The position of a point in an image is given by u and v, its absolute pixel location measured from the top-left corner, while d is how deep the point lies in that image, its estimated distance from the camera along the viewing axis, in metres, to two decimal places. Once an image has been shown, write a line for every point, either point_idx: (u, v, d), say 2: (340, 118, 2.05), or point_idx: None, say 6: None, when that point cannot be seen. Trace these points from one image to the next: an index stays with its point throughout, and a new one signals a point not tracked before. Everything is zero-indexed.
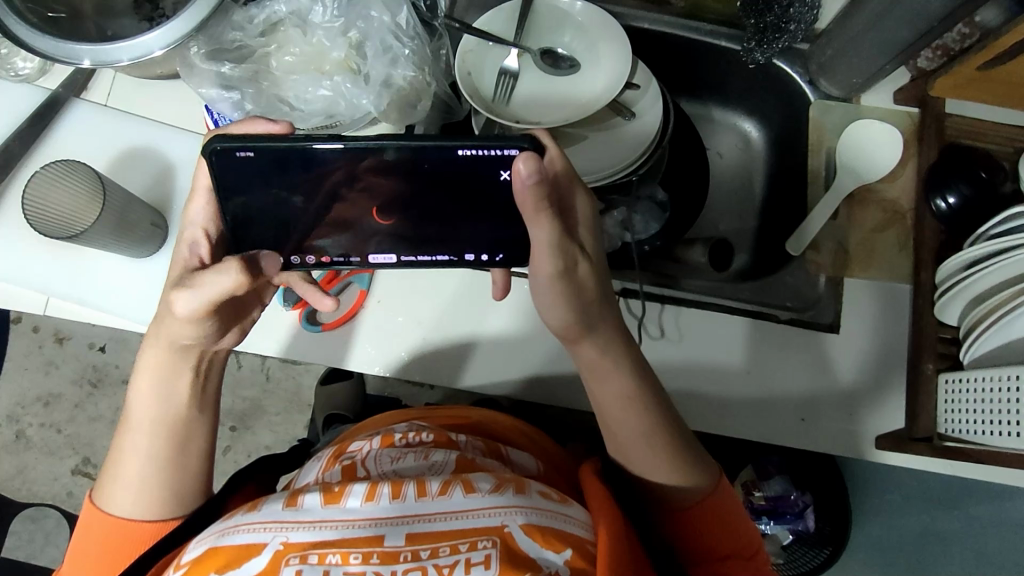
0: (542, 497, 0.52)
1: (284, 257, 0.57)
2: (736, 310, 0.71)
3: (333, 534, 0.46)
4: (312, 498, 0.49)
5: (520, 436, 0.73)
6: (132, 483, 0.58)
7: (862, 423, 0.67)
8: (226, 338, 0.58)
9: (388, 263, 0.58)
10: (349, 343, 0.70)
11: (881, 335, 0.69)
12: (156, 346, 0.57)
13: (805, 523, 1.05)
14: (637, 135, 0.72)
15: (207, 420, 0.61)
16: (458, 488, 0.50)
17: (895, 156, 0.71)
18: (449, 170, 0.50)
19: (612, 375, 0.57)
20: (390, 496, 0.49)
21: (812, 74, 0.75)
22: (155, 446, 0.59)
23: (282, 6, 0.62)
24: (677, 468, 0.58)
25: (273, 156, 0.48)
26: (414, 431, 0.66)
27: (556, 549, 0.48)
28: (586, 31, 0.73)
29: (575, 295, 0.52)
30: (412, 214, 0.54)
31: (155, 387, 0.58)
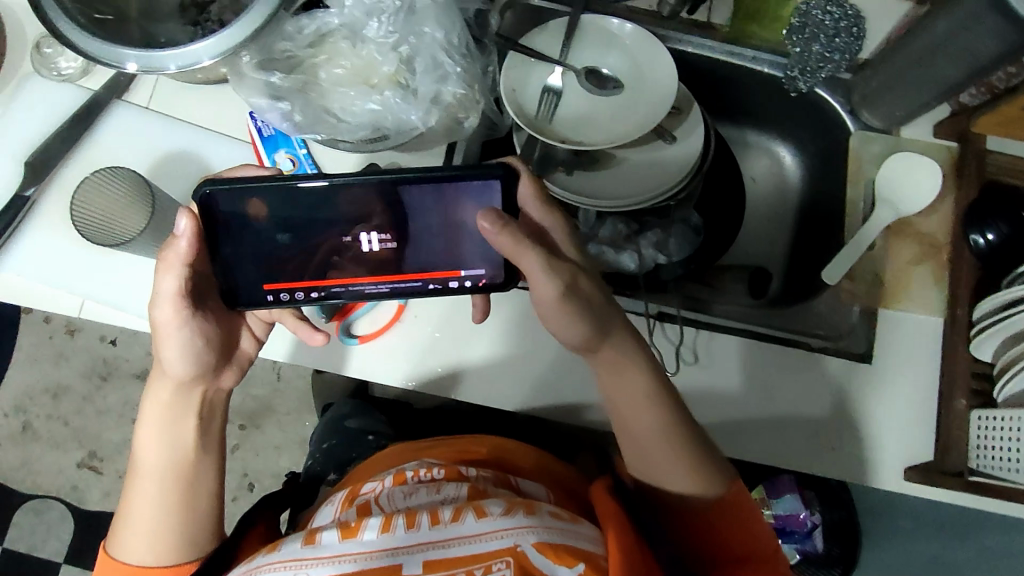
0: (554, 518, 0.53)
1: (288, 292, 0.56)
2: (770, 336, 0.70)
3: (352, 567, 0.48)
4: (329, 534, 0.51)
5: (528, 462, 0.73)
6: (144, 530, 0.58)
7: (892, 454, 0.68)
8: (225, 375, 0.62)
9: (377, 293, 0.56)
10: (381, 357, 0.69)
11: (911, 369, 0.69)
12: (161, 388, 0.59)
13: (814, 542, 1.11)
14: (679, 160, 0.72)
15: (215, 463, 0.62)
16: (470, 514, 0.51)
17: (935, 187, 0.71)
18: (428, 202, 0.53)
19: (632, 371, 0.58)
20: (405, 527, 0.51)
21: (854, 104, 0.75)
22: (163, 491, 0.59)
23: (333, 18, 0.61)
24: (694, 479, 0.59)
25: (265, 196, 0.52)
26: (425, 469, 0.66)
27: (569, 566, 0.49)
28: (631, 53, 0.73)
29: (589, 309, 0.55)
30: (420, 252, 0.55)
31: (160, 432, 0.59)
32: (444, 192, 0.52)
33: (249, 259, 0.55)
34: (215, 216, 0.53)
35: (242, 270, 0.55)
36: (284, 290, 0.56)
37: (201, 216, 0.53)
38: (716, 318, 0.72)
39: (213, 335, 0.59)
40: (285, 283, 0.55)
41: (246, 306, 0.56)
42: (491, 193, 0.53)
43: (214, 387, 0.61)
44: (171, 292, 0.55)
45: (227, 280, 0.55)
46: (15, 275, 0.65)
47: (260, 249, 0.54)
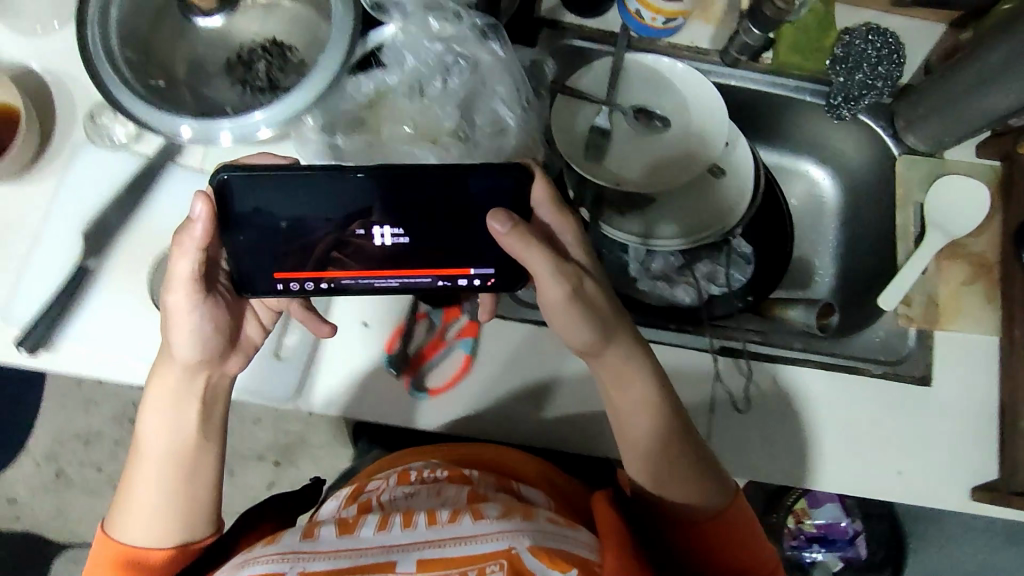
0: (550, 523, 0.57)
1: (297, 282, 0.56)
2: (834, 364, 0.71)
3: (345, 563, 0.52)
4: (326, 530, 0.56)
5: (532, 472, 0.72)
6: (144, 513, 0.59)
7: (959, 476, 0.69)
8: (232, 361, 0.62)
9: (388, 288, 0.57)
10: (456, 410, 0.67)
11: (970, 390, 0.71)
12: (167, 369, 0.59)
13: (856, 549, 1.16)
14: (729, 193, 0.74)
15: (216, 448, 0.61)
16: (466, 517, 0.56)
17: (980, 213, 0.72)
18: (447, 196, 0.53)
19: (634, 378, 0.59)
20: (400, 525, 0.56)
21: (898, 128, 0.76)
22: (165, 474, 0.59)
23: (393, 77, 0.62)
24: (693, 483, 0.60)
25: (279, 185, 0.51)
26: (429, 469, 0.68)
27: (563, 570, 0.52)
28: (677, 90, 0.74)
29: (594, 314, 0.57)
30: (434, 244, 0.55)
31: (162, 416, 0.59)
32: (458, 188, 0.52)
33: (262, 249, 0.54)
34: (228, 202, 0.52)
35: (249, 257, 0.55)
36: (294, 281, 0.56)
37: (216, 200, 0.52)
38: (778, 348, 0.72)
39: (222, 319, 0.59)
40: (294, 271, 0.56)
41: (261, 294, 0.57)
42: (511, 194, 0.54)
43: (218, 372, 0.61)
44: (185, 276, 0.54)
45: (235, 265, 0.55)
46: (77, 346, 0.64)
47: (268, 235, 0.54)
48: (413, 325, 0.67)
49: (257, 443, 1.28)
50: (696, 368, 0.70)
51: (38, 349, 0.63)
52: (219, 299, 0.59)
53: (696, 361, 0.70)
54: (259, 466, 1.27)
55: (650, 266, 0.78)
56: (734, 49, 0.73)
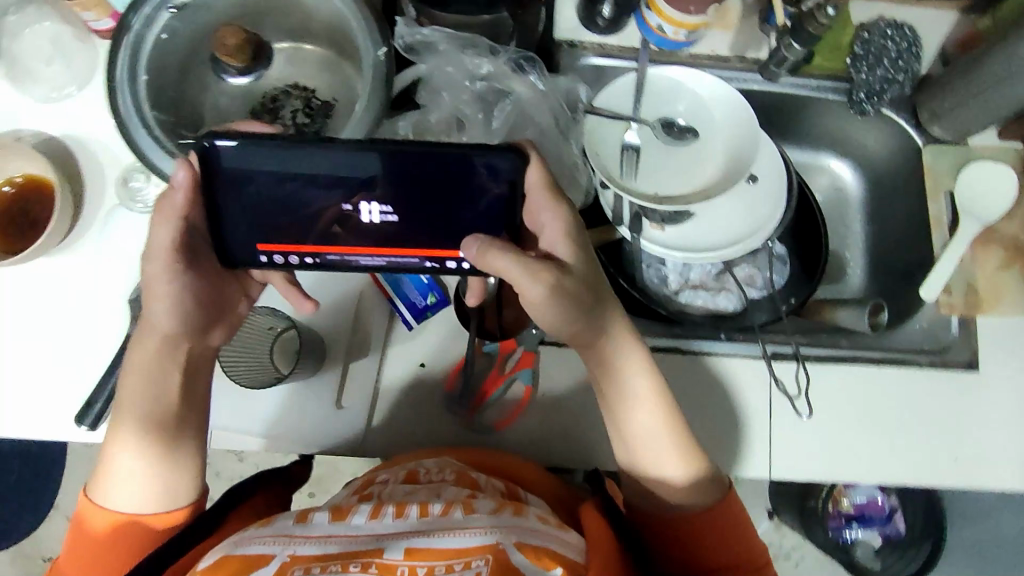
0: (540, 522, 0.52)
1: (282, 256, 0.57)
2: (882, 359, 0.73)
3: (337, 549, 0.47)
4: (321, 516, 0.50)
5: (543, 486, 0.64)
6: (125, 475, 0.56)
7: (1012, 458, 0.70)
8: (216, 334, 0.60)
9: (372, 264, 0.58)
10: (522, 439, 0.69)
11: (1014, 372, 0.72)
12: (147, 338, 0.57)
13: (894, 525, 1.19)
14: (765, 198, 0.74)
15: (199, 421, 0.59)
16: (458, 510, 0.51)
17: (1011, 195, 0.73)
18: (434, 168, 0.53)
19: (631, 370, 0.58)
20: (393, 516, 0.50)
21: (922, 119, 0.76)
22: (143, 443, 0.56)
23: (432, 118, 0.62)
24: (686, 475, 0.58)
25: (266, 155, 0.52)
26: (439, 467, 0.61)
27: (547, 568, 0.47)
28: (702, 101, 0.74)
29: (573, 303, 0.54)
30: (420, 214, 0.55)
31: (142, 382, 0.56)
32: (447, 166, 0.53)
33: (246, 223, 0.55)
34: (218, 168, 0.52)
35: (233, 227, 0.55)
36: (279, 255, 0.57)
37: (203, 167, 0.52)
38: (828, 348, 0.73)
39: (204, 290, 0.57)
40: (276, 242, 0.56)
41: (241, 264, 0.58)
42: (502, 172, 0.54)
43: (201, 346, 0.59)
44: (164, 245, 0.54)
45: (218, 233, 0.56)
46: None
47: (250, 204, 0.54)
48: (471, 364, 0.67)
49: None
50: (751, 374, 0.71)
51: (99, 423, 0.62)
52: (204, 274, 0.57)
53: (750, 368, 0.71)
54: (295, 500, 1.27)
55: (689, 276, 0.80)
56: (774, 64, 0.73)
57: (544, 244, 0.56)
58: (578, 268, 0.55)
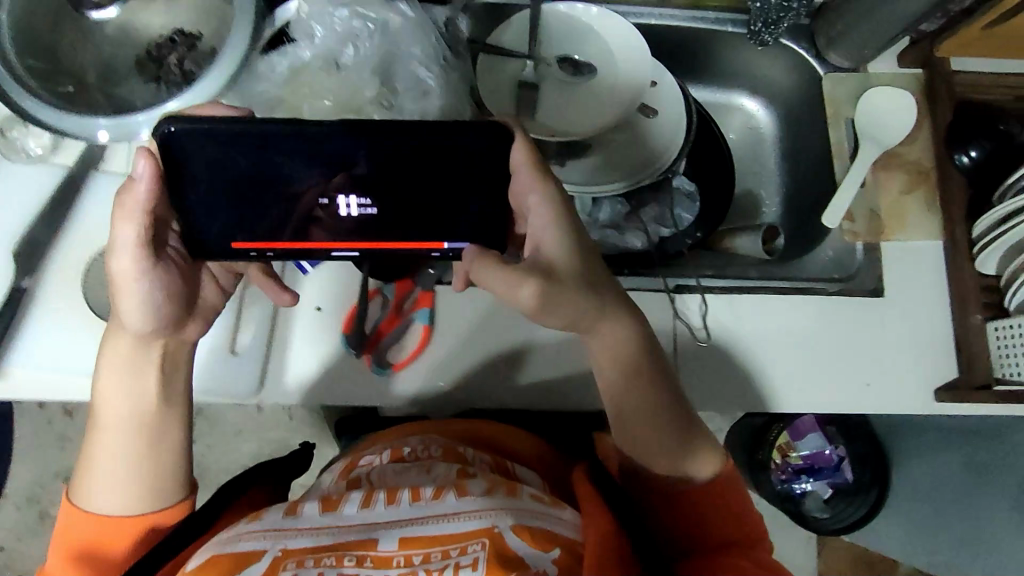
0: (532, 500, 0.55)
1: (257, 250, 0.56)
2: (787, 288, 0.72)
3: (327, 540, 0.50)
4: (310, 508, 0.55)
5: (528, 452, 0.73)
6: (110, 478, 0.58)
7: (920, 380, 0.70)
8: (191, 329, 0.61)
9: (348, 258, 0.57)
10: (419, 381, 0.67)
11: (923, 295, 0.72)
12: (120, 340, 0.59)
13: (844, 475, 1.16)
14: (662, 133, 0.73)
15: (179, 418, 0.61)
16: (450, 493, 0.54)
17: (911, 120, 0.73)
18: (415, 156, 0.51)
19: (623, 345, 0.59)
20: (385, 502, 0.55)
21: (820, 48, 0.76)
22: (127, 443, 0.59)
23: (306, 52, 0.61)
24: (681, 449, 0.61)
25: (239, 144, 0.50)
26: (423, 446, 0.68)
27: (545, 548, 0.50)
28: (599, 35, 0.73)
29: (564, 294, 0.55)
30: (399, 203, 0.54)
31: (121, 384, 0.59)
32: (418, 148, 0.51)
33: (218, 217, 0.54)
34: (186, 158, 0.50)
35: (202, 221, 0.54)
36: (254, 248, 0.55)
37: (166, 158, 0.50)
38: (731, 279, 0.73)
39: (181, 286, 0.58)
40: (255, 239, 0.55)
41: (214, 256, 0.56)
42: (489, 155, 0.52)
43: (177, 340, 0.60)
44: (130, 243, 0.54)
45: (190, 225, 0.54)
46: (20, 370, 0.62)
47: (221, 194, 0.52)
48: (365, 304, 0.66)
49: (241, 456, 1.27)
50: (653, 308, 0.71)
51: None
52: (173, 269, 0.57)
53: (653, 301, 0.71)
54: None
55: (598, 217, 0.78)
56: None
57: (531, 234, 0.56)
58: (566, 261, 0.55)
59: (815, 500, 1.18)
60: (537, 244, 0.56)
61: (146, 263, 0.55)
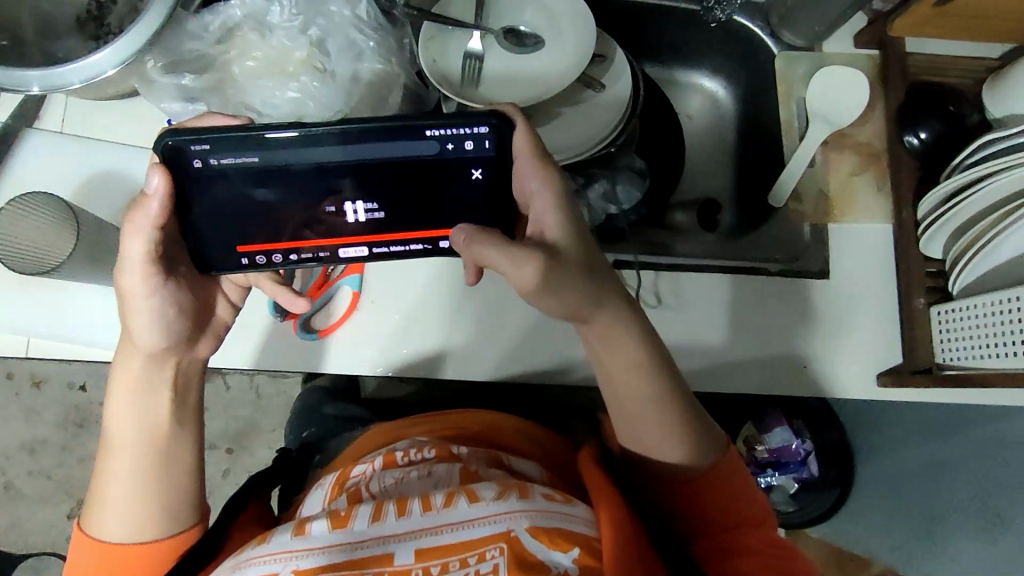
0: (547, 500, 0.52)
1: (264, 254, 0.55)
2: (728, 267, 0.71)
3: (342, 557, 0.48)
4: (319, 524, 0.51)
5: (528, 448, 0.70)
6: (121, 506, 0.55)
7: (863, 365, 0.69)
8: (201, 344, 0.60)
9: (358, 255, 0.56)
10: (350, 347, 0.68)
11: (871, 279, 0.70)
12: (130, 360, 0.56)
13: (809, 470, 1.11)
14: (610, 107, 0.72)
15: (190, 438, 0.59)
16: (462, 499, 0.51)
17: (863, 98, 0.71)
18: (419, 157, 0.51)
19: (625, 342, 0.55)
20: (396, 514, 0.51)
21: (773, 26, 0.76)
22: (138, 467, 0.56)
23: (237, 10, 0.61)
24: (685, 445, 0.57)
25: (243, 154, 0.49)
26: (416, 448, 0.64)
27: (563, 549, 0.49)
28: (546, 8, 0.72)
29: (572, 279, 0.50)
30: (404, 202, 0.53)
31: (131, 405, 0.56)
32: (420, 150, 0.51)
33: (227, 220, 0.53)
34: (193, 167, 0.50)
35: (207, 231, 0.54)
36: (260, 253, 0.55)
37: (175, 169, 0.50)
38: (673, 257, 0.72)
39: (187, 299, 0.56)
40: (257, 244, 0.54)
41: (221, 268, 0.56)
42: (487, 147, 0.51)
43: (188, 356, 0.58)
44: (139, 257, 0.52)
45: (195, 235, 0.54)
46: None
47: (226, 204, 0.52)
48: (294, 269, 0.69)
49: (207, 432, 1.24)
50: None
51: None
52: (181, 281, 0.56)
53: None
54: (213, 456, 1.24)
55: None
56: None
57: (532, 216, 0.53)
58: (571, 245, 0.52)
59: (781, 495, 1.11)
60: (540, 229, 0.53)
61: (157, 278, 0.53)
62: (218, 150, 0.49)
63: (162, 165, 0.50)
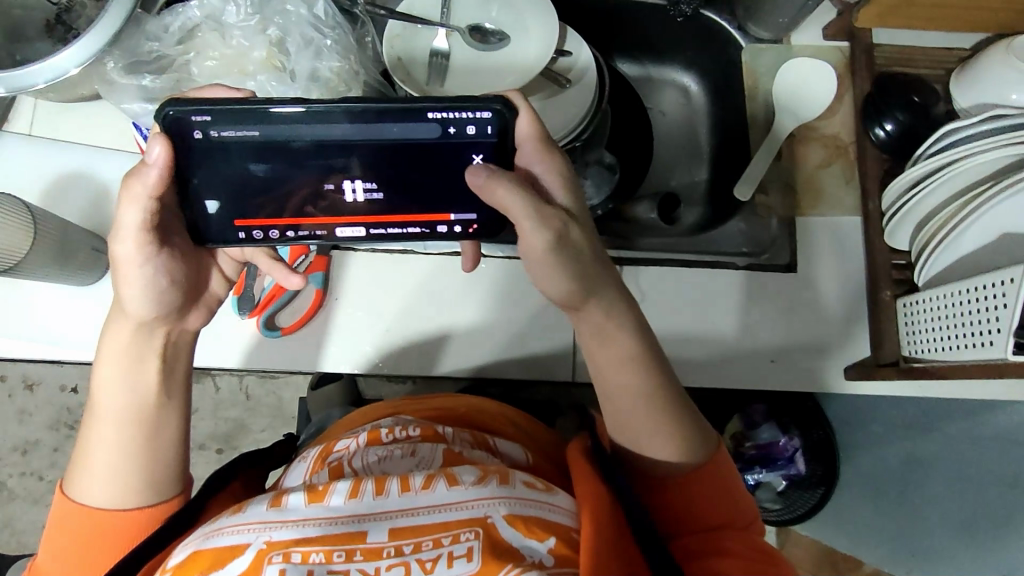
0: (527, 488, 0.49)
1: (261, 232, 0.52)
2: (693, 262, 0.71)
3: (315, 531, 0.44)
4: (297, 497, 0.47)
5: (513, 432, 0.68)
6: (103, 472, 0.53)
7: (831, 358, 0.69)
8: (193, 317, 0.57)
9: (354, 236, 0.53)
10: (314, 343, 0.69)
11: (839, 270, 0.70)
12: (120, 327, 0.54)
13: (797, 467, 1.07)
14: (575, 102, 0.71)
15: (178, 409, 0.56)
16: (440, 482, 0.48)
17: (830, 92, 0.73)
18: (423, 140, 0.48)
19: (618, 334, 0.54)
20: (373, 493, 0.47)
21: (740, 19, 0.75)
22: (122, 436, 0.54)
23: (196, 11, 0.61)
24: (677, 438, 0.56)
25: (245, 127, 0.46)
26: (400, 427, 0.61)
27: (539, 538, 0.46)
28: (511, 5, 0.72)
29: (571, 262, 0.49)
30: (402, 185, 0.50)
31: (115, 372, 0.54)
32: (423, 133, 0.47)
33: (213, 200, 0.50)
34: (190, 142, 0.47)
35: (205, 203, 0.50)
36: (257, 229, 0.52)
37: (174, 141, 0.46)
38: (636, 253, 0.73)
39: (180, 269, 0.53)
40: (253, 222, 0.51)
41: (214, 242, 0.52)
42: (488, 135, 0.48)
43: (178, 327, 0.56)
44: (133, 225, 0.49)
45: (190, 210, 0.51)
46: None
47: (225, 179, 0.49)
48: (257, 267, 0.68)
49: (196, 433, 1.21)
50: None
51: None
52: (176, 251, 0.53)
53: None
54: (202, 456, 1.21)
55: None
56: None
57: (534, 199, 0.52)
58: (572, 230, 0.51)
59: (768, 492, 1.08)
60: None
61: (151, 247, 0.50)
62: (222, 121, 0.46)
63: (156, 137, 0.46)
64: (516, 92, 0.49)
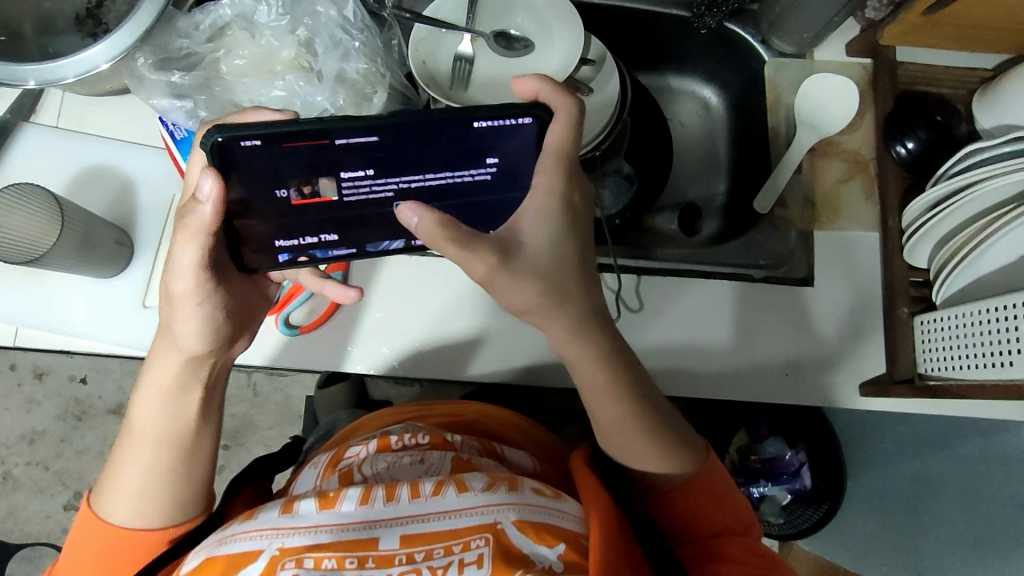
0: (536, 494, 0.49)
1: (306, 255, 0.54)
2: (713, 274, 0.72)
3: (327, 537, 0.44)
4: (307, 504, 0.47)
5: (521, 440, 0.69)
6: (132, 492, 0.54)
7: (846, 374, 0.69)
8: (238, 346, 0.57)
9: (394, 249, 0.55)
10: (329, 343, 0.69)
11: (856, 287, 0.70)
12: (168, 357, 0.53)
13: (802, 480, 1.07)
14: (596, 109, 0.71)
15: (212, 432, 0.57)
16: (451, 488, 0.47)
17: (852, 107, 0.72)
18: (467, 146, 0.47)
19: (590, 359, 0.53)
20: (384, 499, 0.47)
21: (764, 33, 0.76)
22: (156, 460, 0.54)
23: (226, 10, 0.62)
24: (671, 455, 0.56)
25: (295, 146, 0.45)
26: (410, 433, 0.61)
27: (549, 544, 0.46)
28: (536, 13, 0.72)
29: (530, 282, 0.49)
30: (443, 190, 0.51)
31: (159, 400, 0.54)
32: (466, 138, 0.47)
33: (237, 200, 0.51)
34: (241, 167, 0.46)
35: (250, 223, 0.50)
36: (299, 247, 0.53)
37: (225, 168, 0.45)
38: (658, 264, 0.72)
39: (230, 301, 0.53)
40: (297, 243, 0.52)
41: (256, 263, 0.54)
42: (524, 136, 0.48)
43: (224, 357, 0.55)
44: (191, 263, 0.48)
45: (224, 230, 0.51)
46: None
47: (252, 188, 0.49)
48: None
49: None
50: None
51: None
52: (224, 281, 0.52)
53: None
54: None
55: None
56: None
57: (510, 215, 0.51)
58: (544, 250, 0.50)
59: (772, 505, 1.09)
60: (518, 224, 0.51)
61: (208, 284, 0.49)
62: (273, 144, 0.44)
63: (204, 173, 0.44)
64: (563, 97, 0.50)
